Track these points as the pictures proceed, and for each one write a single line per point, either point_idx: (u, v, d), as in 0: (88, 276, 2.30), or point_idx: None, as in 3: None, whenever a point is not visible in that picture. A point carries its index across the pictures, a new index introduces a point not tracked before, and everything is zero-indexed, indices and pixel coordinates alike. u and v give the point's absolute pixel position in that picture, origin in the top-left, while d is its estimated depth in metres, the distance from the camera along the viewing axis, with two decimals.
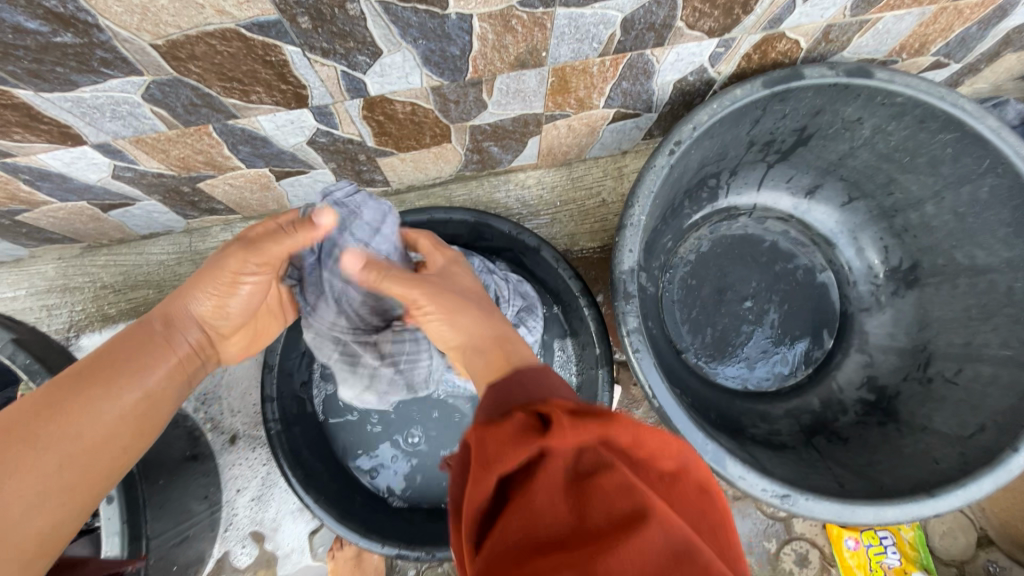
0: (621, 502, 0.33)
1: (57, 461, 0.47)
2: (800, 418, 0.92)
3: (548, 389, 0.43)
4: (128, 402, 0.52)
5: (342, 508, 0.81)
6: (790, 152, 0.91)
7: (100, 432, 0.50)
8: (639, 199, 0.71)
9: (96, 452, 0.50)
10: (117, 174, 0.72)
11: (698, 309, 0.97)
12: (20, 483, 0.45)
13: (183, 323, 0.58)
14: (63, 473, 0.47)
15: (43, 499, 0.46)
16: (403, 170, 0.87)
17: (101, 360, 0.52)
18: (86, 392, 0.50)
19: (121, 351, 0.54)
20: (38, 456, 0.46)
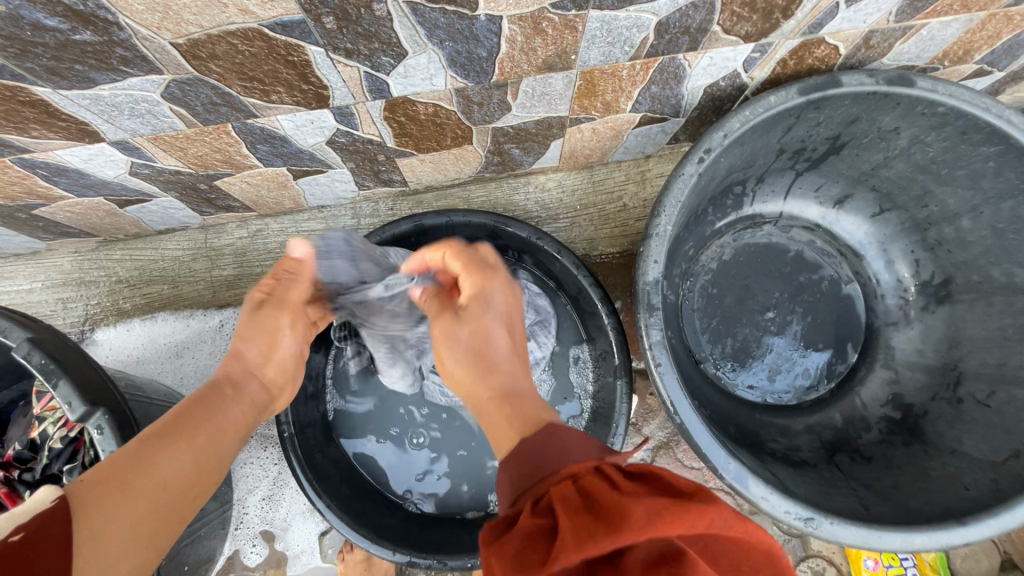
0: None
1: (144, 510, 0.43)
2: (822, 433, 0.89)
3: (560, 452, 0.41)
4: (204, 450, 0.49)
5: (354, 513, 0.80)
6: (820, 161, 0.88)
7: (184, 475, 0.46)
8: (665, 208, 0.69)
9: (178, 500, 0.45)
10: (135, 171, 0.71)
11: (719, 318, 0.94)
12: (115, 533, 0.41)
13: (250, 379, 0.59)
14: (150, 518, 0.43)
15: (132, 543, 0.42)
16: (422, 170, 0.85)
17: (183, 416, 0.50)
18: (168, 443, 0.47)
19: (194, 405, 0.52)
20: (130, 504, 0.42)
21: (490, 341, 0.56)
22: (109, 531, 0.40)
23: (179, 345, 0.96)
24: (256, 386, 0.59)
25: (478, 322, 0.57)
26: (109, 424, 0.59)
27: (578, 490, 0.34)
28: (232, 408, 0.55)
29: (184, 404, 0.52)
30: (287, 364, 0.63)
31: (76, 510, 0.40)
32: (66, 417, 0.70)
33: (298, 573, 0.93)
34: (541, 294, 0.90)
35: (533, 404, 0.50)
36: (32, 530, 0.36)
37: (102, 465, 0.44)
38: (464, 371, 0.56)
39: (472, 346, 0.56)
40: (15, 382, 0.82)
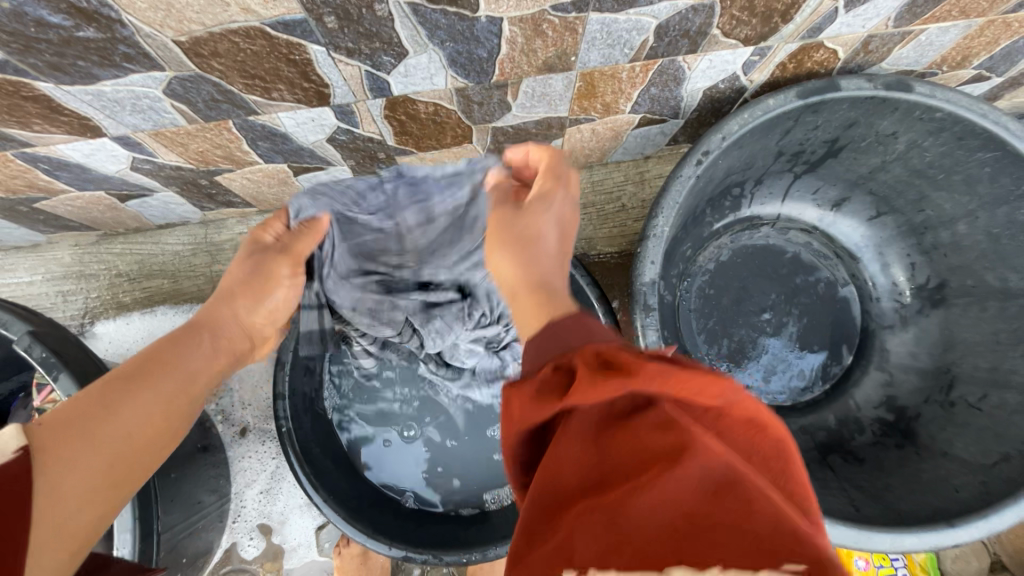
0: (659, 440, 0.31)
1: (107, 459, 0.40)
2: (816, 434, 0.90)
3: (587, 334, 0.38)
4: (173, 394, 0.45)
5: (350, 508, 0.81)
6: (819, 163, 0.88)
7: (151, 425, 0.43)
8: (663, 208, 0.70)
9: (146, 450, 0.42)
10: (136, 166, 0.71)
11: (715, 319, 0.95)
12: (72, 486, 0.38)
13: (221, 320, 0.53)
14: (110, 467, 0.40)
15: (95, 493, 0.39)
16: None
17: (150, 359, 0.46)
18: (138, 388, 0.43)
19: (165, 348, 0.48)
20: (88, 451, 0.39)
21: (541, 233, 0.51)
22: (61, 493, 0.37)
23: None
24: (231, 325, 0.53)
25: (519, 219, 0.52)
26: None
27: (604, 356, 0.34)
28: (204, 347, 0.50)
29: (155, 347, 0.47)
30: (278, 314, 0.58)
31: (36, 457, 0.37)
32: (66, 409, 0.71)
33: (295, 566, 0.94)
34: None
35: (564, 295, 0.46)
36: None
37: (59, 410, 0.40)
38: (504, 256, 0.50)
39: (523, 236, 0.50)
40: (15, 374, 0.83)
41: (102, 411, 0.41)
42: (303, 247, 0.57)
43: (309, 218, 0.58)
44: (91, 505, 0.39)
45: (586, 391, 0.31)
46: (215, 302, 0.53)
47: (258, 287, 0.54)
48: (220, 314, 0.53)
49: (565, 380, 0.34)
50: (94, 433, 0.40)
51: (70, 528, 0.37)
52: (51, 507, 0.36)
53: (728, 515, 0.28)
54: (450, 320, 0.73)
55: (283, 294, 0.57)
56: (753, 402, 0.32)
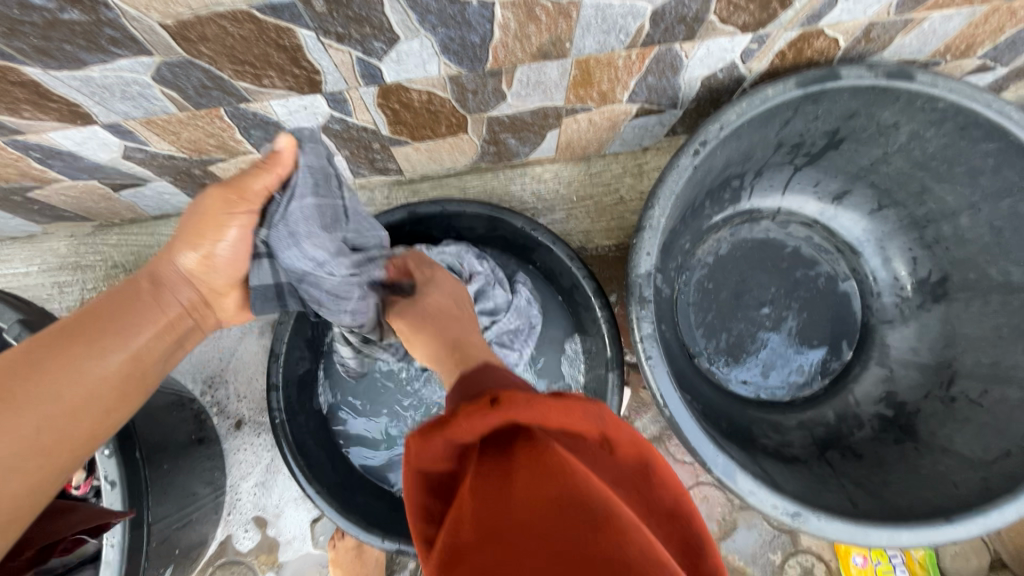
0: (540, 468, 0.37)
1: (36, 423, 0.43)
2: (814, 430, 0.89)
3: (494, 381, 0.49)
4: (110, 362, 0.47)
5: (343, 500, 0.80)
6: (819, 156, 0.87)
7: (84, 396, 0.45)
8: (659, 199, 0.69)
9: (78, 420, 0.45)
10: (128, 155, 0.71)
11: (713, 313, 0.94)
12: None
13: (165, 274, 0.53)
14: (39, 436, 0.43)
15: (26, 461, 0.42)
16: (418, 159, 0.85)
17: (84, 318, 0.48)
18: (69, 354, 0.45)
19: (105, 308, 0.49)
20: (17, 417, 0.42)
21: (438, 309, 0.67)
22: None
23: None
24: (179, 280, 0.54)
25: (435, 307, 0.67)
26: None
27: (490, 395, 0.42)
28: (145, 307, 0.51)
29: (93, 306, 0.49)
30: (236, 269, 0.56)
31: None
32: None
33: (289, 559, 0.94)
34: (533, 301, 0.88)
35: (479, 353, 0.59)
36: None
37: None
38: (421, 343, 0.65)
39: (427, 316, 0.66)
40: None
41: (27, 381, 0.43)
42: (261, 186, 0.52)
43: (270, 152, 0.53)
44: (23, 470, 0.42)
45: (489, 415, 0.37)
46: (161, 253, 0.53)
47: (207, 227, 0.52)
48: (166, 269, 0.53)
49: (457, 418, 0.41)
50: (21, 404, 0.42)
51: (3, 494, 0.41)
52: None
53: (599, 522, 0.33)
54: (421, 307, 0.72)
55: (237, 233, 0.53)
56: (619, 427, 0.42)
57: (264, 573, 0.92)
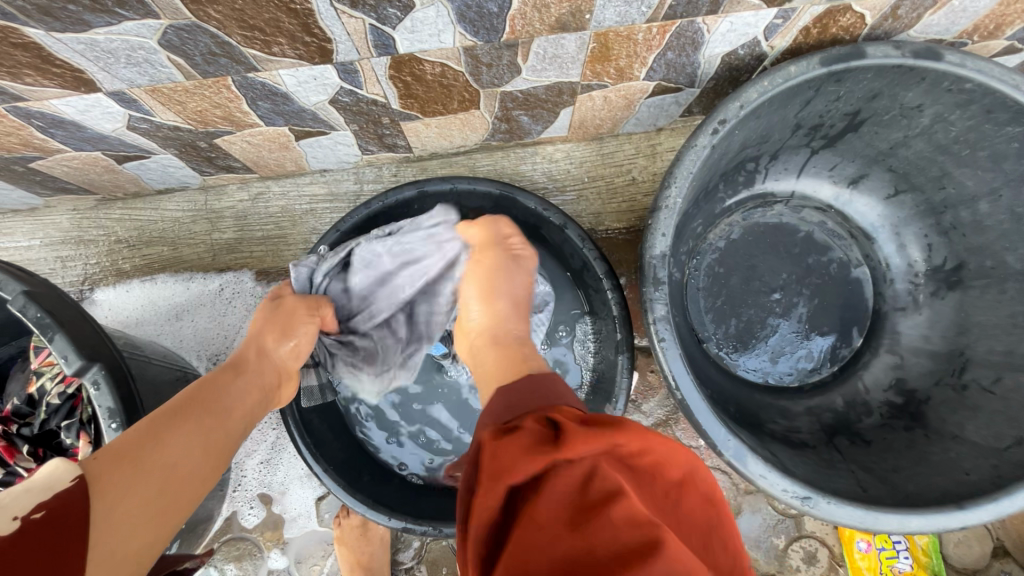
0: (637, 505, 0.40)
1: (155, 486, 0.47)
2: (822, 416, 0.89)
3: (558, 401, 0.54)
4: (206, 427, 0.55)
5: (350, 479, 0.80)
6: (837, 138, 0.85)
7: (189, 457, 0.51)
8: (676, 179, 0.67)
9: (185, 483, 0.50)
10: (132, 125, 0.69)
11: (724, 298, 0.93)
12: (126, 508, 0.44)
13: (253, 363, 0.65)
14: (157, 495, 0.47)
15: (150, 512, 0.46)
16: (427, 136, 0.83)
17: (192, 399, 0.56)
18: (177, 424, 0.52)
19: (206, 387, 0.59)
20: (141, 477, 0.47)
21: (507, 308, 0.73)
22: (116, 508, 0.44)
23: (178, 307, 0.96)
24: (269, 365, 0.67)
25: (510, 298, 0.73)
26: (106, 380, 0.60)
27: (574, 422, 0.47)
28: (233, 384, 0.61)
29: (184, 394, 0.57)
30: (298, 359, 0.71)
31: (97, 482, 0.44)
32: (63, 372, 0.71)
33: (294, 536, 0.94)
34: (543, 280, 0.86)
35: (525, 352, 0.68)
36: (54, 505, 0.41)
37: (115, 445, 0.48)
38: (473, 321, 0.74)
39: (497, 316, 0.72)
40: (14, 338, 0.82)
41: (155, 445, 0.49)
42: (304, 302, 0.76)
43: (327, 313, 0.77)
44: (141, 525, 0.45)
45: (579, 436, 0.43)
46: (253, 346, 0.67)
47: (281, 329, 0.69)
48: (256, 362, 0.65)
49: (552, 436, 0.45)
50: (140, 462, 0.48)
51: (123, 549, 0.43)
52: (114, 522, 0.43)
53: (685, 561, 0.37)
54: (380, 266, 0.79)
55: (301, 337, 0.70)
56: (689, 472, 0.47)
57: (269, 549, 0.93)
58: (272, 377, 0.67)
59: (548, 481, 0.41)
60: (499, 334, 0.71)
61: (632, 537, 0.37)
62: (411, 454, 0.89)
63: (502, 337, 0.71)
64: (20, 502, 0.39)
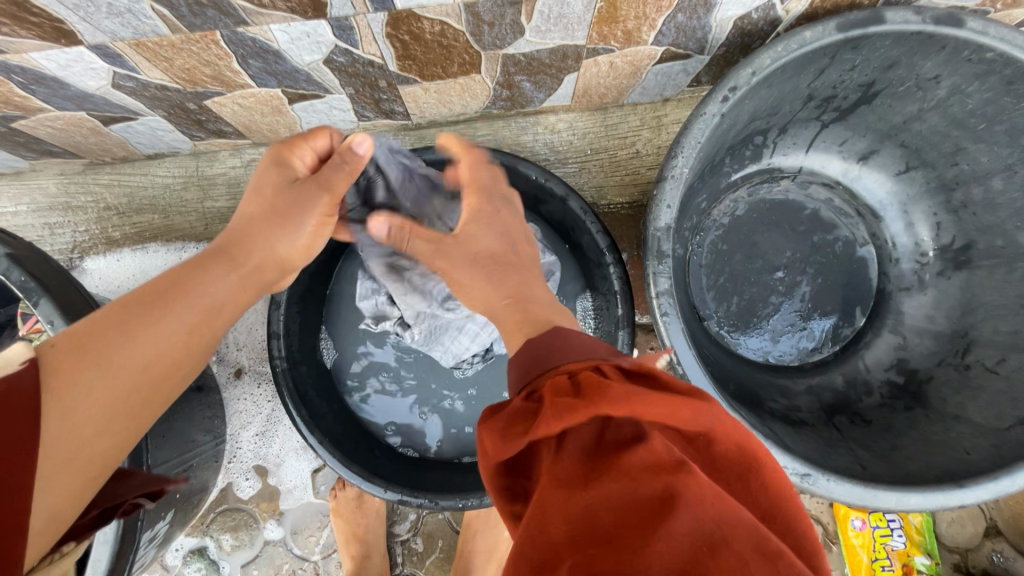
0: (664, 472, 0.34)
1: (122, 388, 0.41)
2: (821, 395, 0.89)
3: (565, 352, 0.45)
4: (190, 322, 0.45)
5: (346, 451, 0.79)
6: (849, 110, 0.82)
7: (167, 353, 0.44)
8: (683, 148, 0.65)
9: (163, 380, 0.44)
10: (118, 83, 0.66)
11: (726, 275, 0.92)
12: (90, 404, 0.40)
13: (254, 240, 0.52)
14: (124, 398, 0.41)
15: (109, 424, 0.41)
16: (426, 102, 0.80)
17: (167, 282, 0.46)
18: (152, 316, 0.43)
19: (182, 267, 0.48)
20: (105, 377, 0.40)
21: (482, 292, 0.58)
22: (72, 407, 0.39)
23: None
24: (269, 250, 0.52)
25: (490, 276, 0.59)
26: None
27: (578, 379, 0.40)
28: (222, 268, 0.49)
29: (165, 276, 0.47)
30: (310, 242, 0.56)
31: (46, 382, 0.38)
32: None
33: (290, 507, 0.94)
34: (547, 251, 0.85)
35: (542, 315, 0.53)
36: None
37: (78, 329, 0.42)
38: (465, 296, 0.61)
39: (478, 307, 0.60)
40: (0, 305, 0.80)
41: (122, 335, 0.42)
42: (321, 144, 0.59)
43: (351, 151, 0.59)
44: (106, 433, 0.41)
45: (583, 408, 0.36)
46: (243, 222, 0.52)
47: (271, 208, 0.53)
48: (252, 245, 0.52)
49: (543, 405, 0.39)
50: (102, 358, 0.41)
51: (86, 452, 0.40)
52: (63, 432, 0.38)
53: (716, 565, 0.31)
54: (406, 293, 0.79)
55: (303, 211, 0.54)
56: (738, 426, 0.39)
57: (265, 520, 0.93)
58: (265, 266, 0.53)
59: (562, 446, 0.37)
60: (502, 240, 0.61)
61: (649, 492, 0.33)
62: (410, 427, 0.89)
63: (500, 239, 0.61)
64: None
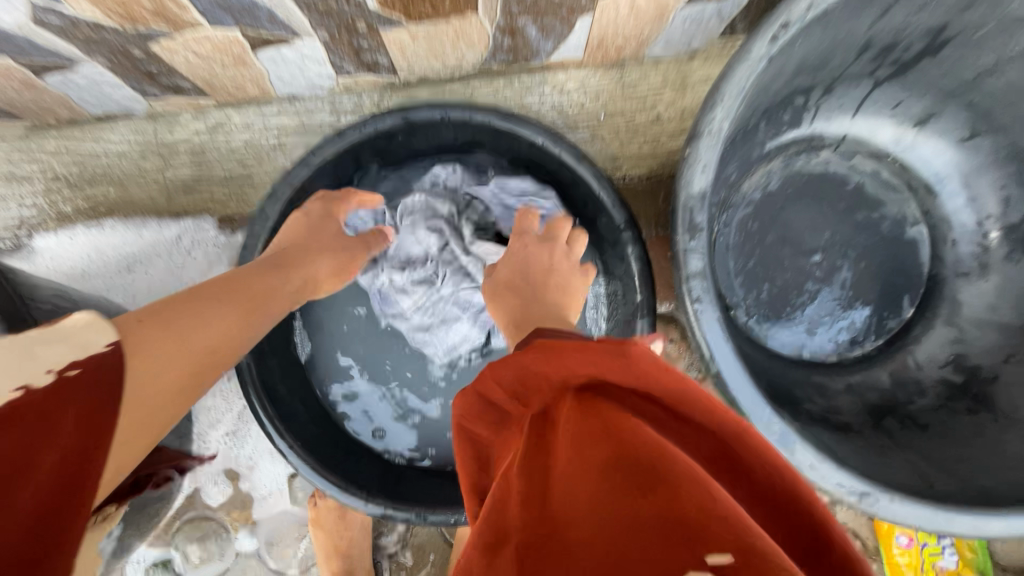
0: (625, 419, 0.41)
1: (180, 370, 0.46)
2: (866, 396, 0.78)
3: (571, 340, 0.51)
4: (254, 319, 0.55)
5: (322, 456, 0.69)
6: (909, 65, 0.71)
7: (233, 339, 0.51)
8: (723, 99, 0.53)
9: (221, 363, 0.50)
10: (40, 20, 0.55)
11: (757, 259, 0.81)
12: (158, 381, 0.44)
13: (298, 264, 0.62)
14: (181, 380, 0.46)
15: (165, 405, 0.45)
16: (414, 51, 0.69)
17: (244, 279, 0.57)
18: (227, 298, 0.53)
19: (255, 269, 0.58)
20: (177, 357, 0.46)
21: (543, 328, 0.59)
22: (144, 381, 0.43)
23: (129, 257, 0.85)
24: (305, 276, 0.62)
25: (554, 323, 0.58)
26: None
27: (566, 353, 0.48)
28: (283, 276, 0.60)
29: (236, 274, 0.57)
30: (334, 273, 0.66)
31: (128, 355, 0.42)
32: None
33: (265, 516, 0.84)
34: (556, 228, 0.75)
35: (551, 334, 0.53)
36: (89, 365, 0.39)
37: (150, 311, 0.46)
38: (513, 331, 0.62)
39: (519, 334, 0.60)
40: None
41: (195, 322, 0.48)
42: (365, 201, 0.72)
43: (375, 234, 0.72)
44: (161, 410, 0.45)
45: (543, 355, 0.48)
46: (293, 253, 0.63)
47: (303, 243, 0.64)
48: (299, 264, 0.62)
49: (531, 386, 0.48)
50: (180, 336, 0.46)
51: (138, 428, 0.43)
52: (142, 385, 0.43)
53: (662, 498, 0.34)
54: (410, 246, 0.74)
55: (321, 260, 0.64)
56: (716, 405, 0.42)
57: (237, 529, 0.83)
58: (302, 281, 0.62)
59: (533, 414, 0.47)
60: (523, 267, 0.66)
61: (607, 448, 0.38)
62: (401, 430, 0.79)
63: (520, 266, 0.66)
64: (53, 353, 0.38)
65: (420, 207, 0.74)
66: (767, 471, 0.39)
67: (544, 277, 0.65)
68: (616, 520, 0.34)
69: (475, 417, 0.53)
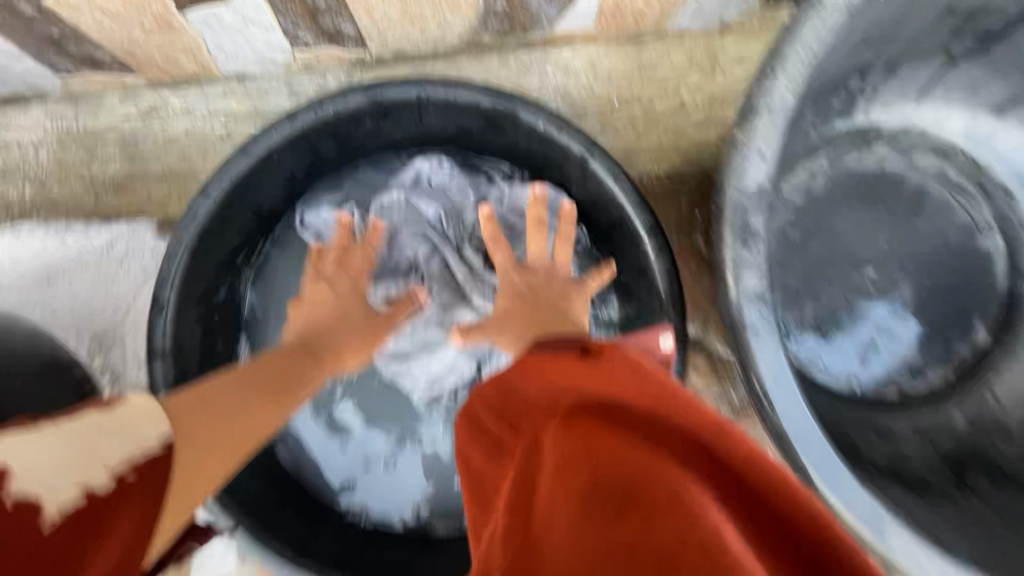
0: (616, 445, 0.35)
1: (218, 465, 0.40)
2: (937, 441, 0.64)
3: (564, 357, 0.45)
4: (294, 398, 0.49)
5: (263, 517, 0.53)
6: (994, 37, 0.59)
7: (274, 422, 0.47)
8: (785, 65, 0.40)
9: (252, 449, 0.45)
10: None
11: (801, 274, 0.67)
12: (195, 476, 0.39)
13: (337, 347, 0.55)
14: (214, 475, 0.40)
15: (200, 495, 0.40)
16: (386, 16, 0.56)
17: (293, 350, 0.52)
18: (271, 379, 0.48)
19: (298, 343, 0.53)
20: (218, 449, 0.41)
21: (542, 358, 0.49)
22: (186, 477, 0.38)
23: (52, 267, 0.69)
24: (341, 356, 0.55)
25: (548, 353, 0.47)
26: None
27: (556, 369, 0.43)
28: (328, 357, 0.54)
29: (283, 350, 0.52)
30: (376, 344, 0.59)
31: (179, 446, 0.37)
32: None
33: None
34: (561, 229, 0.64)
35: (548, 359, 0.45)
36: (143, 470, 0.33)
37: (193, 397, 0.41)
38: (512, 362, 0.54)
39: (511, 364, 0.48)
40: None
41: (223, 404, 0.43)
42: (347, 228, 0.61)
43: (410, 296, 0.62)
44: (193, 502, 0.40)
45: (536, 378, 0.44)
46: (335, 326, 0.56)
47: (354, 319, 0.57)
48: (337, 340, 0.55)
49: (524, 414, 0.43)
50: (217, 427, 0.41)
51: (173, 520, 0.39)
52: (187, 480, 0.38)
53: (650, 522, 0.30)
54: (396, 245, 0.64)
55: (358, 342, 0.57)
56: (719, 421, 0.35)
57: None
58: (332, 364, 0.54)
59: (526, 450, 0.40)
60: (524, 286, 0.58)
61: (593, 476, 0.33)
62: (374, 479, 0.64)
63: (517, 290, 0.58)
64: (105, 449, 0.32)
65: (402, 207, 0.65)
66: (798, 506, 0.31)
67: (536, 289, 0.58)
68: (601, 541, 0.31)
69: (478, 453, 0.46)
